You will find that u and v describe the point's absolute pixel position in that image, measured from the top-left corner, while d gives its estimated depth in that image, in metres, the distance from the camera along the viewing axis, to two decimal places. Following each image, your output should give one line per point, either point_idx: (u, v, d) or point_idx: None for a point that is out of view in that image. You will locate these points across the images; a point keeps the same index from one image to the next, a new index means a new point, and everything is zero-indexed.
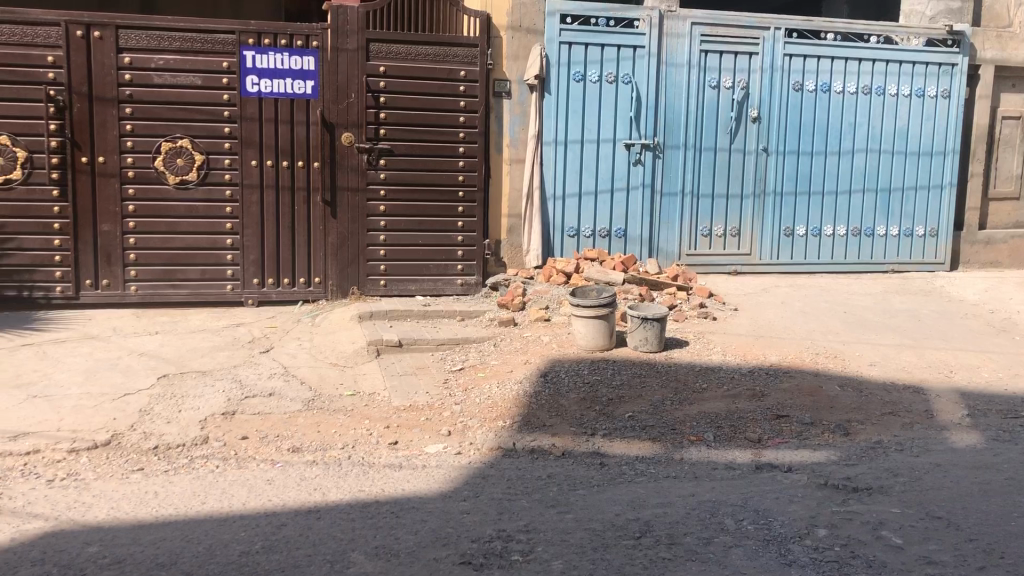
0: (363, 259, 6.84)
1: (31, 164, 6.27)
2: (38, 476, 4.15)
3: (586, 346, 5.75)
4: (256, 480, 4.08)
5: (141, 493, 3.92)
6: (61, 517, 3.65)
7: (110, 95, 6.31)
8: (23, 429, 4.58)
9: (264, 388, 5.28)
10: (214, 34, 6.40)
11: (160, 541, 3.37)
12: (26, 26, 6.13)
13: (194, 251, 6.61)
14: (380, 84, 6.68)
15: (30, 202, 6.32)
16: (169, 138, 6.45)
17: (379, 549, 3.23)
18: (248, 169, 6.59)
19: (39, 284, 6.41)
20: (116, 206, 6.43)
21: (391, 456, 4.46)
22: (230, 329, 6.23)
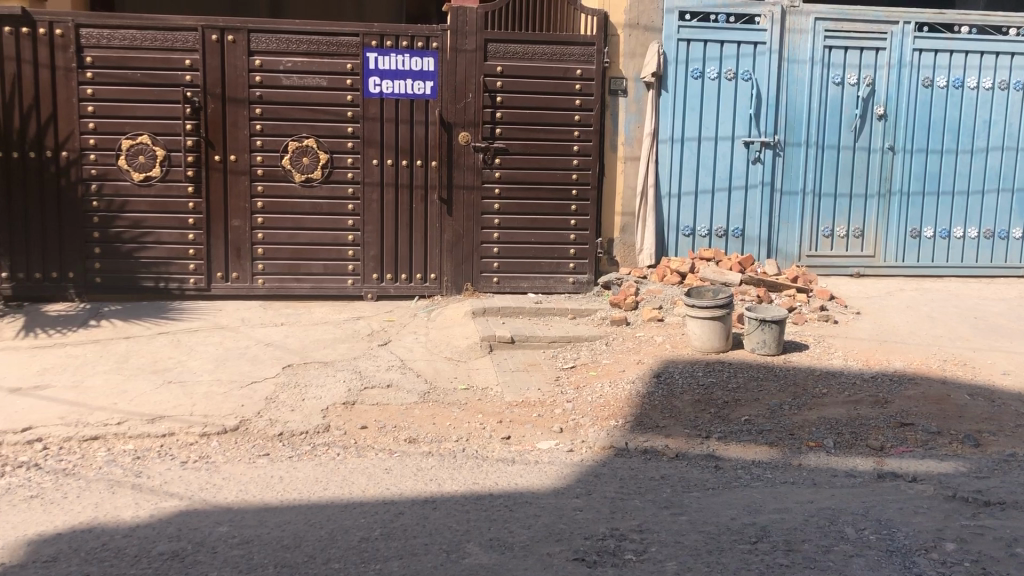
0: (477, 256, 6.95)
1: (168, 162, 6.63)
2: (173, 458, 4.39)
3: (702, 348, 5.68)
4: (374, 469, 4.21)
5: (267, 477, 4.10)
6: (194, 497, 3.86)
7: (241, 96, 6.59)
8: (161, 413, 4.86)
9: (382, 379, 5.43)
10: (338, 37, 6.61)
11: (286, 524, 3.52)
12: (167, 31, 6.48)
13: (317, 246, 6.85)
14: (497, 83, 6.76)
15: (168, 198, 6.66)
16: (295, 137, 6.69)
17: (493, 542, 3.29)
18: (369, 168, 6.78)
19: (174, 276, 6.75)
20: (245, 202, 6.72)
21: (504, 451, 4.52)
22: (350, 322, 6.43)
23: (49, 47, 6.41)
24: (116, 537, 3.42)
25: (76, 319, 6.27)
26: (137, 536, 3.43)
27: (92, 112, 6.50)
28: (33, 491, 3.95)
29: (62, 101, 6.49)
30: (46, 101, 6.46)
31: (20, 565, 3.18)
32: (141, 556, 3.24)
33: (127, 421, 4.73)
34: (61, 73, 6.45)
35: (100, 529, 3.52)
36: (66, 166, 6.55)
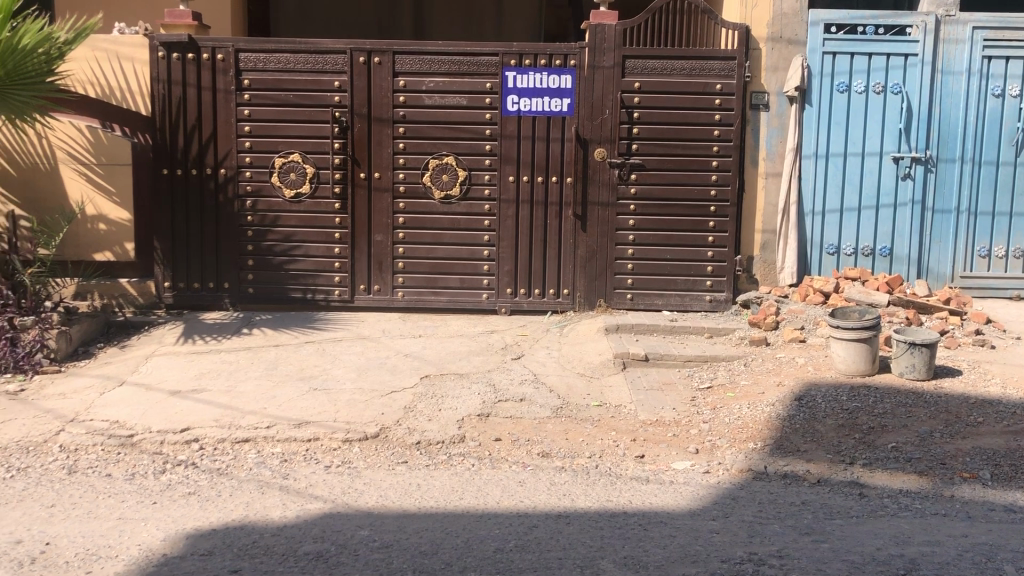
0: (611, 272, 6.94)
1: (317, 179, 6.93)
2: (317, 462, 4.58)
3: (846, 370, 5.47)
4: (509, 481, 4.26)
5: (406, 484, 4.22)
6: (338, 500, 4.01)
7: (386, 115, 6.84)
8: (306, 418, 5.08)
9: (516, 393, 5.49)
10: (479, 56, 6.76)
11: (423, 531, 3.61)
12: (318, 54, 6.79)
13: (454, 261, 7.00)
14: (634, 99, 6.75)
15: (315, 214, 6.97)
16: (436, 155, 6.88)
17: (628, 560, 3.27)
18: (506, 184, 6.88)
19: (320, 288, 7.05)
20: (388, 218, 6.96)
21: (638, 469, 4.49)
22: (485, 336, 6.53)
23: (212, 71, 6.83)
24: (265, 535, 3.60)
25: (230, 327, 6.64)
26: (285, 535, 3.60)
27: (249, 131, 6.88)
28: (190, 488, 4.21)
29: (222, 122, 6.90)
30: (208, 121, 6.88)
31: (180, 557, 3.40)
32: (289, 555, 3.40)
33: (276, 425, 4.97)
34: (221, 95, 6.86)
35: (251, 526, 3.71)
36: (224, 182, 6.95)
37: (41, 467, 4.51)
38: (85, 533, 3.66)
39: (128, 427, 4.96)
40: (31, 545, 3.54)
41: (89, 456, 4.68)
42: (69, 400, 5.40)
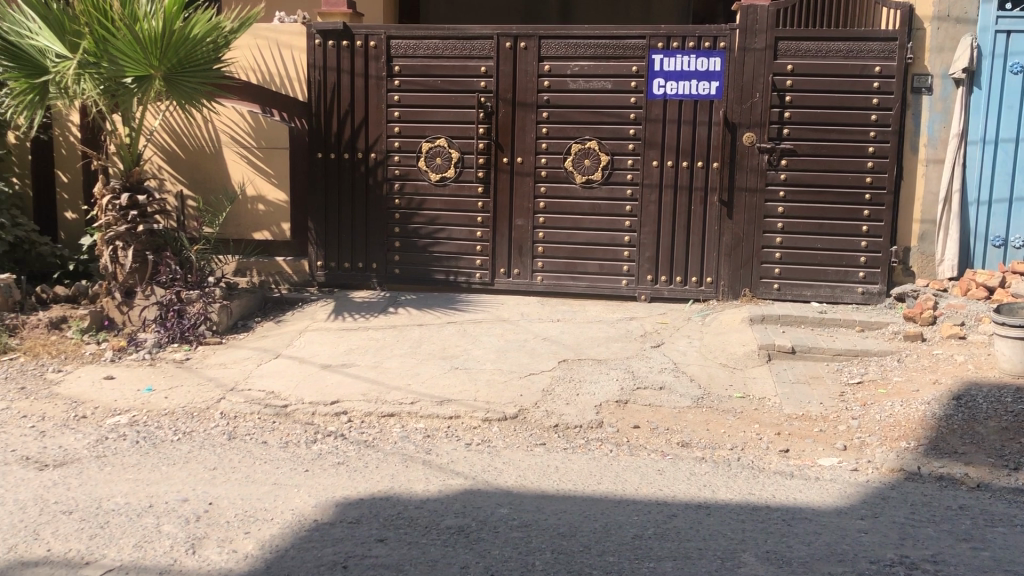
0: (757, 260, 6.76)
1: (461, 164, 7.05)
2: (458, 439, 4.69)
3: (1011, 370, 5.14)
4: (648, 469, 4.23)
5: (544, 466, 4.26)
6: (478, 477, 4.09)
7: (531, 100, 6.88)
8: (448, 396, 5.20)
9: (656, 380, 5.45)
10: (625, 40, 6.70)
11: (562, 513, 3.64)
12: (466, 40, 6.90)
13: (594, 246, 6.99)
14: (786, 83, 6.54)
15: (459, 197, 7.10)
16: (579, 139, 6.88)
17: (770, 554, 3.20)
18: (649, 169, 6.81)
19: (463, 270, 7.19)
20: (530, 202, 7.01)
21: (782, 463, 4.38)
22: (625, 322, 6.50)
23: (364, 58, 7.05)
24: (410, 507, 3.72)
25: (377, 306, 6.87)
26: (428, 508, 3.70)
27: (398, 116, 7.07)
28: (339, 458, 4.39)
29: (373, 107, 7.11)
30: (359, 106, 7.12)
31: (330, 524, 3.56)
32: (431, 528, 3.50)
33: (419, 402, 5.11)
34: (372, 81, 7.07)
35: (395, 498, 3.84)
36: (374, 166, 7.17)
37: (205, 431, 4.81)
38: (244, 496, 3.88)
39: (283, 398, 5.23)
40: (196, 503, 3.78)
41: (247, 423, 4.96)
42: (229, 369, 5.74)
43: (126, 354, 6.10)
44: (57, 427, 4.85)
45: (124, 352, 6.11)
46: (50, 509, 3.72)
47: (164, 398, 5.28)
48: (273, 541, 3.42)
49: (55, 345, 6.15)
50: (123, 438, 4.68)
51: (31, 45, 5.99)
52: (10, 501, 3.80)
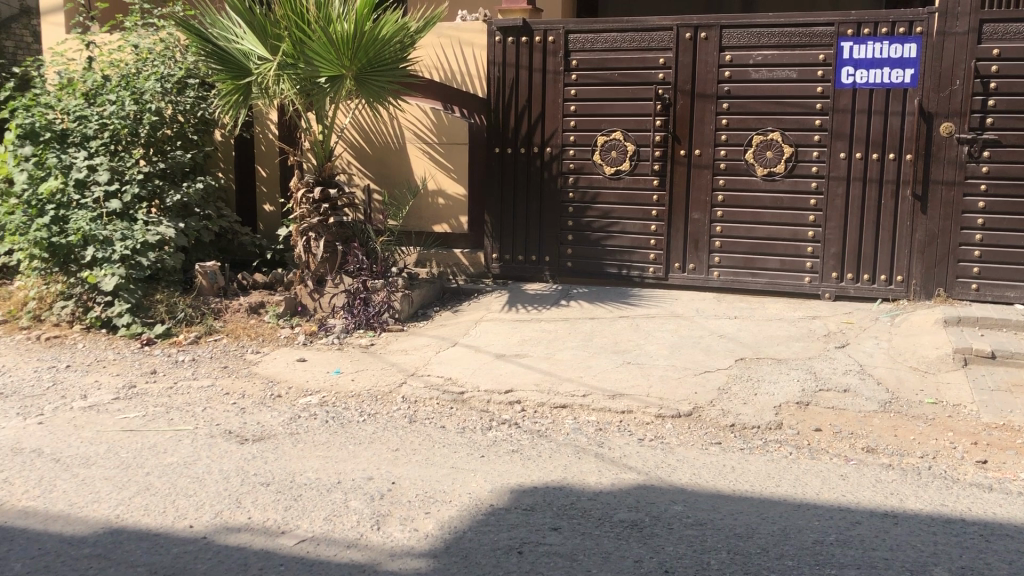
0: (953, 259, 6.35)
1: (637, 156, 7.00)
2: (631, 434, 4.68)
3: None
4: (829, 474, 4.07)
5: (720, 465, 4.18)
6: (652, 473, 4.07)
7: (711, 91, 6.75)
8: (622, 390, 5.20)
9: (840, 383, 5.22)
10: (812, 27, 6.45)
11: (738, 513, 3.56)
12: (645, 32, 6.85)
13: (775, 241, 6.78)
14: (992, 68, 6.13)
15: (635, 191, 7.05)
16: (761, 131, 6.68)
17: (966, 570, 3.02)
18: (836, 162, 6.52)
19: (637, 264, 7.14)
20: (707, 195, 6.88)
21: (979, 475, 4.10)
22: (806, 321, 6.27)
23: (542, 53, 7.14)
24: (584, 498, 3.76)
25: (550, 298, 6.95)
26: (601, 501, 3.73)
27: (575, 110, 7.11)
28: (514, 446, 4.48)
29: (551, 101, 7.18)
30: (537, 101, 7.21)
31: (506, 509, 3.65)
32: (605, 520, 3.52)
33: (592, 395, 5.14)
34: (550, 76, 7.15)
35: (570, 489, 3.88)
36: (550, 160, 7.24)
37: (388, 414, 5.03)
38: (424, 477, 4.04)
39: (460, 385, 5.39)
40: (380, 482, 3.97)
41: (426, 407, 5.15)
42: (410, 356, 5.98)
43: (317, 338, 6.49)
44: (255, 404, 5.22)
45: (315, 336, 6.50)
46: (250, 479, 4.01)
47: (350, 381, 5.57)
48: (452, 522, 3.54)
49: (254, 328, 6.61)
50: (314, 417, 4.97)
51: (236, 49, 6.45)
52: (215, 470, 4.13)
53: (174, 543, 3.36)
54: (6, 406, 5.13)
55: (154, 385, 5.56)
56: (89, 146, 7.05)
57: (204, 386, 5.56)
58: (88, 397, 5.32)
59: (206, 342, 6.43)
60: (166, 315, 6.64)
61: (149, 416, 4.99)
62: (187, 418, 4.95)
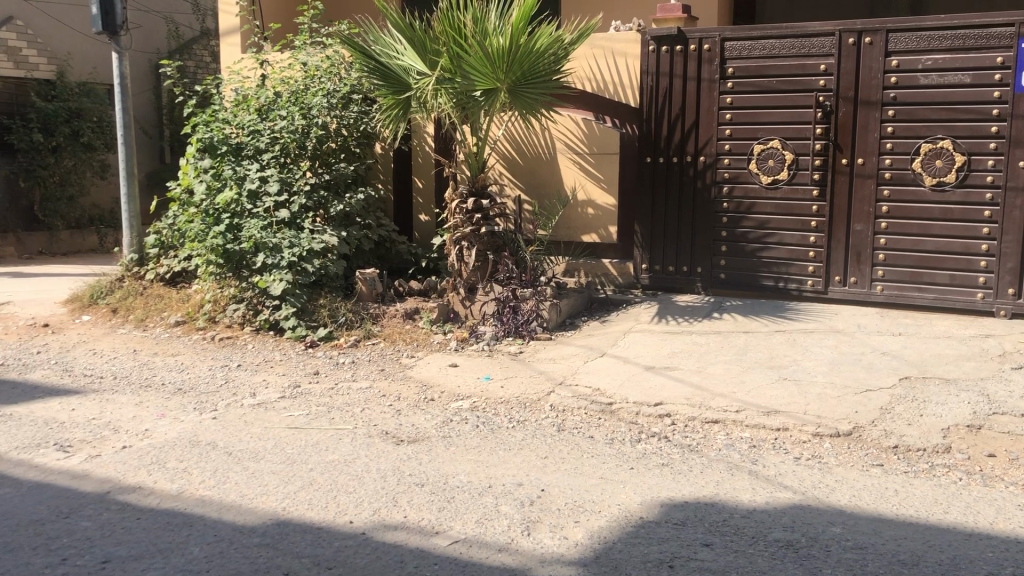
0: None
1: (796, 166, 6.80)
2: (786, 452, 4.54)
3: None
4: (1005, 503, 3.82)
5: (881, 488, 4.00)
6: (808, 493, 3.94)
7: (875, 98, 6.48)
8: (776, 407, 5.06)
9: (1017, 406, 4.89)
10: (989, 29, 6.11)
11: (902, 539, 3.40)
12: (805, 38, 6.66)
13: (944, 255, 6.43)
14: None
15: (793, 201, 6.85)
16: (930, 139, 6.35)
17: None
18: (1015, 171, 6.12)
19: (794, 277, 6.92)
20: (870, 206, 6.60)
21: None
22: (979, 340, 5.90)
23: (697, 61, 7.06)
24: (736, 515, 3.68)
25: (702, 311, 6.84)
26: (754, 519, 3.64)
27: (730, 119, 6.98)
28: (663, 460, 4.44)
29: (705, 110, 7.08)
30: (691, 110, 7.12)
31: (656, 522, 3.62)
32: (759, 538, 3.43)
33: (745, 410, 5.03)
34: (704, 84, 7.05)
35: (722, 505, 3.81)
36: (703, 169, 7.13)
37: (537, 421, 5.09)
38: (573, 486, 4.06)
39: (609, 395, 5.39)
40: (530, 488, 4.02)
41: (575, 417, 5.17)
42: (559, 364, 6.02)
43: (468, 344, 6.63)
44: (410, 407, 5.39)
45: (466, 342, 6.64)
46: (406, 479, 4.15)
47: (500, 388, 5.66)
48: (602, 532, 3.55)
49: (409, 333, 6.83)
50: (465, 421, 5.09)
51: (397, 65, 6.70)
52: (373, 469, 4.29)
53: (336, 537, 3.52)
54: (184, 401, 5.51)
55: (317, 385, 5.84)
56: (261, 158, 7.52)
57: (362, 387, 5.80)
58: (256, 395, 5.65)
59: (364, 346, 6.69)
60: (329, 319, 6.95)
61: (312, 414, 5.25)
62: (346, 417, 5.18)
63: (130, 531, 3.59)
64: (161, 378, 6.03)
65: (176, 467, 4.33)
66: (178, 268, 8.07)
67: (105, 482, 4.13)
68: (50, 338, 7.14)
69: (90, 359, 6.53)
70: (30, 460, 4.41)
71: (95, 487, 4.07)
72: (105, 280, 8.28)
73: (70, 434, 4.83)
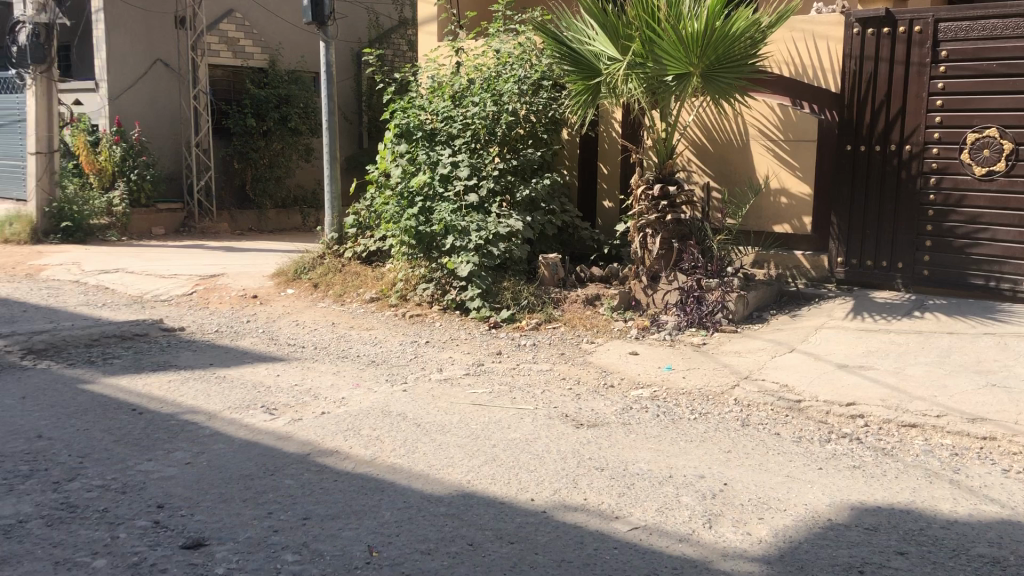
0: None
1: (1015, 156, 6.27)
2: (993, 463, 4.23)
3: None
4: None
5: None
6: (1018, 509, 3.65)
7: None
8: (983, 414, 4.71)
9: None
10: None
11: None
12: None
13: None
14: None
15: (1010, 194, 6.33)
16: None
17: None
18: None
19: (1008, 276, 6.40)
20: None
21: None
22: None
23: (906, 44, 6.64)
24: (935, 526, 3.47)
25: (901, 309, 6.46)
26: (956, 531, 3.41)
27: (941, 106, 6.53)
28: (855, 462, 4.24)
29: (913, 96, 6.66)
30: (897, 96, 6.72)
31: (846, 526, 3.47)
32: (961, 552, 3.22)
33: (947, 416, 4.72)
34: (913, 69, 6.63)
35: (919, 513, 3.60)
36: (908, 159, 6.71)
37: (719, 414, 4.99)
38: (758, 482, 3.95)
39: (797, 392, 5.20)
40: (712, 481, 3.96)
41: (760, 412, 5.03)
42: (744, 358, 5.87)
43: (650, 333, 6.59)
44: (590, 391, 5.42)
45: (648, 331, 6.60)
46: (585, 463, 4.18)
47: (682, 378, 5.59)
48: (788, 531, 3.44)
49: (590, 319, 6.85)
50: (646, 410, 5.07)
51: (588, 51, 6.70)
52: (554, 450, 4.35)
53: (518, 513, 3.60)
54: (377, 373, 5.80)
55: (500, 365, 5.98)
56: (454, 144, 7.77)
57: (544, 369, 5.90)
58: (443, 371, 5.86)
59: (546, 329, 6.78)
60: (512, 301, 7.09)
61: (495, 393, 5.38)
62: (528, 398, 5.27)
63: (328, 491, 3.82)
64: (356, 350, 6.37)
65: (369, 435, 4.57)
66: (373, 248, 8.46)
67: (306, 444, 4.42)
68: (258, 309, 7.70)
69: (293, 330, 6.98)
70: (240, 420, 4.78)
71: (297, 448, 4.36)
72: (307, 256, 8.81)
73: (275, 398, 5.20)
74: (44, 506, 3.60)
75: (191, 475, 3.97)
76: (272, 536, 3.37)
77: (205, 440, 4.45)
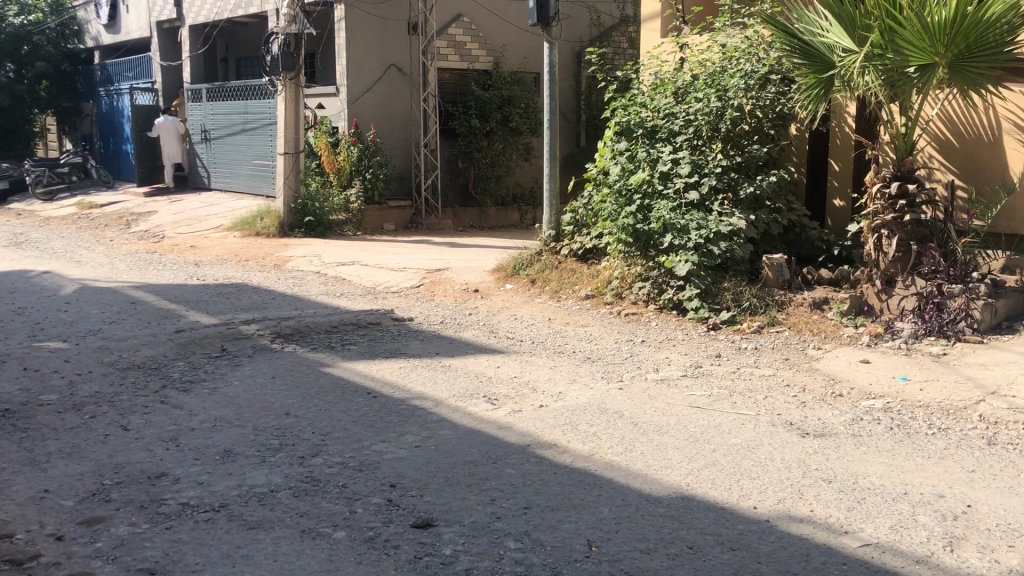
0: None
1: None
2: None
3: None
4: None
5: None
6: None
7: None
8: None
9: None
10: None
11: None
12: None
13: None
14: None
15: None
16: None
17: None
18: None
19: None
20: None
21: None
22: None
23: None
24: None
25: None
26: None
27: None
28: None
29: None
30: None
31: None
32: None
33: None
34: None
35: None
36: None
37: (961, 431, 4.62)
38: (1008, 507, 3.63)
39: None
40: (953, 502, 3.68)
41: (1009, 431, 4.61)
42: (990, 371, 5.41)
43: (883, 340, 6.21)
44: (817, 400, 5.19)
45: (880, 338, 6.22)
46: (811, 473, 4.02)
47: (919, 390, 5.23)
48: None
49: (816, 324, 6.56)
50: (878, 421, 4.79)
51: (822, 43, 6.39)
52: (778, 458, 4.21)
53: (740, 520, 3.52)
54: (593, 369, 5.85)
55: (719, 368, 5.86)
56: (675, 141, 7.69)
57: (765, 374, 5.70)
58: (659, 371, 5.82)
59: (768, 333, 6.55)
60: (732, 303, 6.92)
61: (714, 396, 5.28)
62: (749, 403, 5.13)
63: (548, 484, 3.90)
64: (573, 346, 6.45)
65: (588, 431, 4.62)
66: (589, 246, 8.53)
67: (526, 435, 4.53)
68: (479, 302, 7.98)
69: (512, 324, 7.19)
70: (464, 408, 4.98)
71: (518, 439, 4.49)
72: (526, 252, 9.00)
73: (497, 389, 5.37)
74: (291, 478, 3.93)
75: (420, 458, 4.18)
76: (495, 522, 3.49)
77: (432, 425, 4.68)
